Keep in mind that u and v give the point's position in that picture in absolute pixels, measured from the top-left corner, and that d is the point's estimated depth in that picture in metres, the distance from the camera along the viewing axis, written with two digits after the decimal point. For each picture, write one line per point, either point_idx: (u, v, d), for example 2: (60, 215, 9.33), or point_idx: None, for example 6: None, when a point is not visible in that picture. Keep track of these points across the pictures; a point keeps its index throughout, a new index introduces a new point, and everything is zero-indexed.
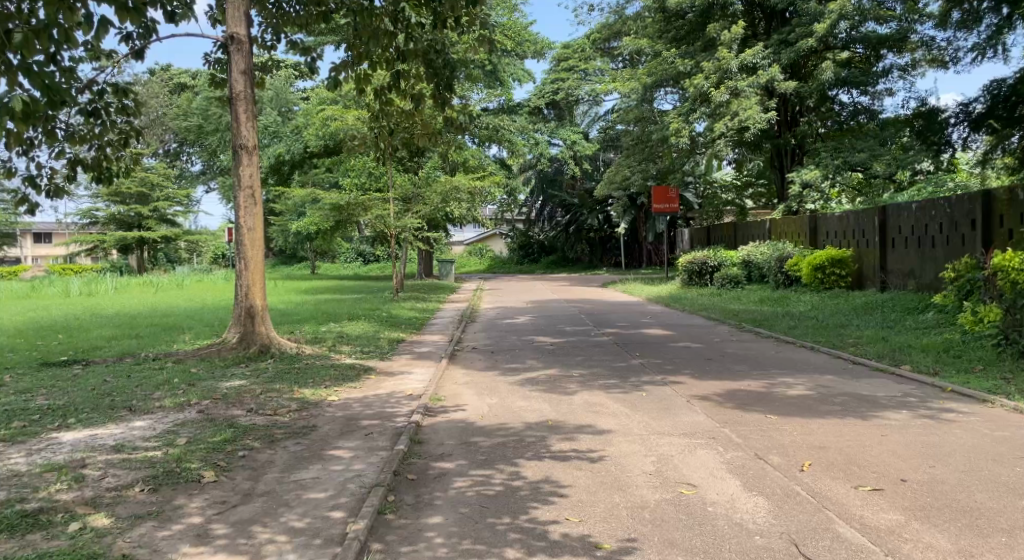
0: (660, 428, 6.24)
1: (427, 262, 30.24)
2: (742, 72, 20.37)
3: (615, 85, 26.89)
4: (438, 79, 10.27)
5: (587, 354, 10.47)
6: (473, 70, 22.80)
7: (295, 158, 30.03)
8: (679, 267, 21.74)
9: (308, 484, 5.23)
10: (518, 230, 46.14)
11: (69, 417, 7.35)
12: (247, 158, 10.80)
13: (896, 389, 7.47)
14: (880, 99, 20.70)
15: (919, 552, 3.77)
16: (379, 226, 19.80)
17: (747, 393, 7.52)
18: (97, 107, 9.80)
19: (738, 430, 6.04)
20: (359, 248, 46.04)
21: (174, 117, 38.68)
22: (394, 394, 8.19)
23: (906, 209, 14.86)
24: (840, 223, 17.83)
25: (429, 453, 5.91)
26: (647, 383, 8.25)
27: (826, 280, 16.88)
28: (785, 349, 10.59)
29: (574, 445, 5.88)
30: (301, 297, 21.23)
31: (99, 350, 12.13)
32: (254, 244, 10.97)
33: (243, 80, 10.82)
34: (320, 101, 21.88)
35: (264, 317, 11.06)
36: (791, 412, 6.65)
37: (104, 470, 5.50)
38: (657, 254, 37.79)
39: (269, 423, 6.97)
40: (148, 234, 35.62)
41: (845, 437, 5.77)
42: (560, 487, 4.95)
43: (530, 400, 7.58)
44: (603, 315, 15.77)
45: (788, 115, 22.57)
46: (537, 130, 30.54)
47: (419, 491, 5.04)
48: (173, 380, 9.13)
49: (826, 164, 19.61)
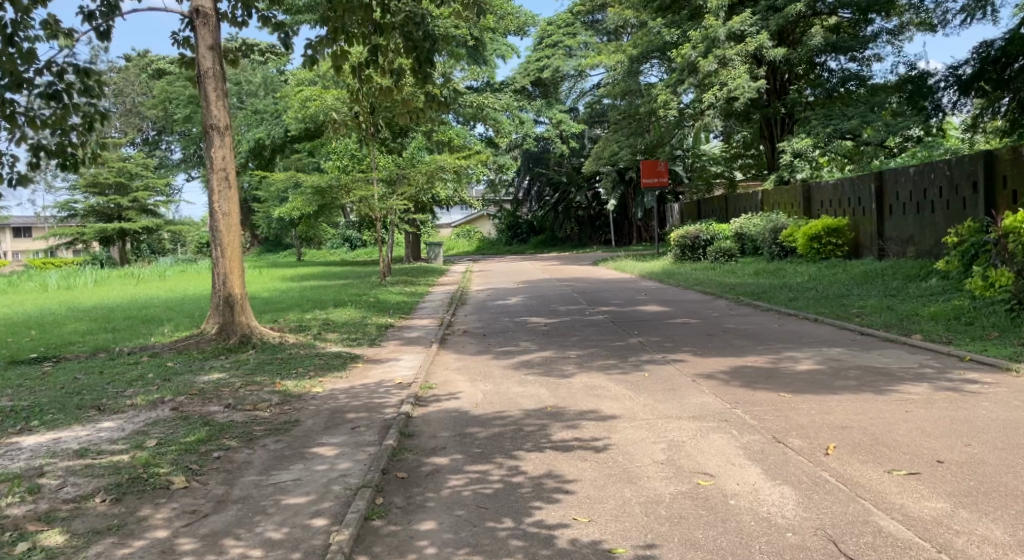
0: (668, 412, 5.81)
1: (413, 245, 29.76)
2: (730, 41, 19.71)
3: (601, 58, 26.36)
4: (417, 51, 9.51)
5: (583, 335, 10.02)
6: (458, 45, 22.22)
7: (276, 143, 29.34)
8: (670, 242, 21.27)
9: (289, 487, 4.78)
10: (505, 211, 45.68)
11: (34, 419, 6.88)
12: (219, 139, 10.24)
13: (911, 361, 7.06)
14: (869, 65, 20.24)
15: (975, 547, 3.37)
16: (364, 209, 19.22)
17: (755, 370, 7.09)
18: (59, 90, 9.23)
19: (752, 411, 5.60)
20: (346, 233, 45.33)
21: (151, 105, 37.87)
22: (382, 383, 7.73)
23: (903, 173, 14.47)
24: (834, 192, 17.40)
25: (421, 447, 5.47)
26: (648, 363, 7.82)
27: (822, 250, 16.46)
28: (788, 322, 10.17)
29: (577, 434, 5.45)
30: (286, 285, 20.69)
31: (71, 345, 11.62)
32: (229, 230, 10.43)
33: (211, 57, 10.24)
34: (297, 81, 21.22)
35: (245, 305, 10.57)
36: (804, 388, 6.23)
37: (63, 479, 5.03)
38: (646, 231, 37.42)
39: (248, 420, 6.50)
40: (128, 225, 34.82)
41: (867, 414, 5.33)
42: (564, 482, 4.53)
43: (526, 385, 7.13)
44: (596, 293, 15.35)
45: (776, 84, 22.04)
46: (523, 109, 30.17)
47: (410, 491, 4.59)
48: (148, 376, 8.64)
49: (817, 133, 19.10)
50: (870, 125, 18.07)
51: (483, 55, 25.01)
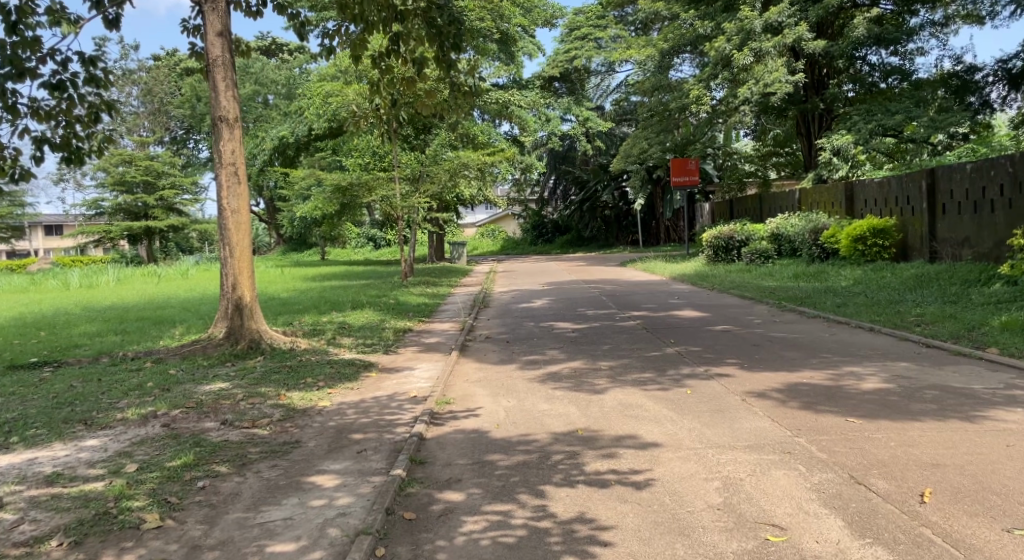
0: (719, 440, 5.01)
1: (438, 245, 29.10)
2: (767, 33, 18.76)
3: (630, 53, 25.58)
4: (442, 38, 8.68)
5: (615, 343, 9.23)
6: (484, 40, 21.59)
7: (300, 142, 28.59)
8: (704, 243, 20.43)
9: (277, 529, 4.10)
10: (530, 210, 44.91)
11: (14, 435, 6.26)
12: (228, 131, 9.56)
13: (994, 381, 6.17)
14: (912, 58, 19.08)
15: None
16: (386, 207, 18.49)
17: (812, 388, 6.26)
18: (63, 79, 8.67)
19: (819, 441, 4.80)
20: (371, 233, 44.89)
21: (180, 104, 37.78)
22: (395, 397, 7.02)
23: (959, 170, 13.51)
24: (879, 191, 16.35)
25: (434, 478, 4.74)
26: (689, 378, 7.00)
27: (867, 252, 15.45)
28: (841, 331, 9.27)
29: (614, 466, 4.67)
30: (306, 285, 20.07)
31: (75, 349, 11.04)
32: (239, 229, 9.77)
33: (220, 43, 9.59)
34: (320, 76, 20.60)
35: (255, 310, 9.89)
36: (877, 412, 5.38)
37: (22, 513, 4.39)
38: (676, 231, 36.50)
39: (244, 440, 5.81)
40: (155, 223, 34.50)
41: (962, 448, 4.52)
42: (600, 531, 3.82)
43: (554, 402, 6.37)
44: (626, 296, 14.51)
45: (813, 79, 21.00)
46: (549, 106, 29.46)
47: (417, 538, 3.89)
48: (147, 385, 8.01)
49: (858, 129, 17.59)
50: (914, 120, 16.90)
51: (511, 51, 24.23)
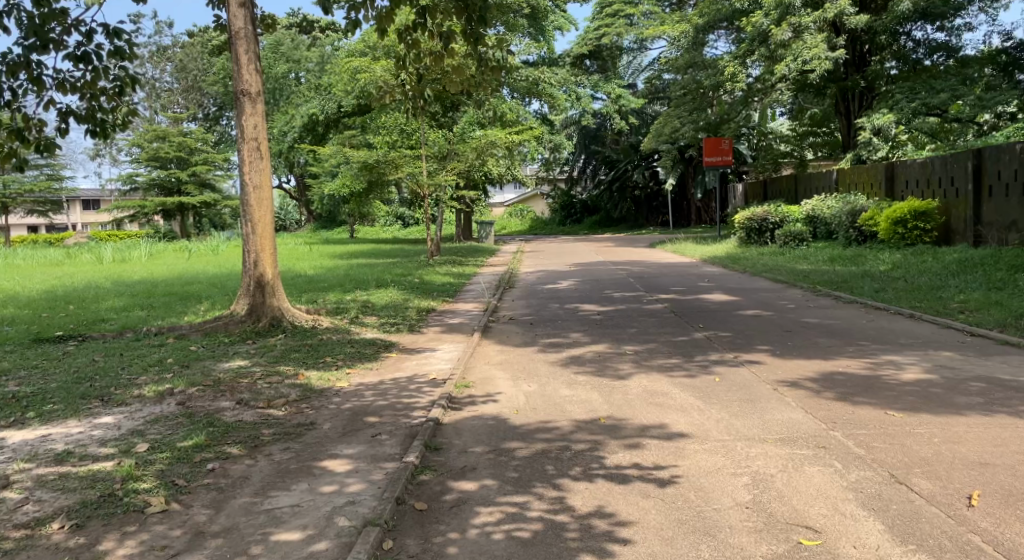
0: (749, 432, 4.75)
1: (465, 223, 28.92)
2: (806, 7, 18.11)
3: (664, 28, 25.00)
4: (468, 11, 8.29)
5: (642, 326, 8.96)
6: (514, 16, 21.26)
7: (329, 120, 28.49)
8: (735, 225, 19.90)
9: (283, 517, 3.94)
10: (559, 190, 44.54)
11: (31, 410, 6.21)
12: (250, 105, 9.39)
13: None
14: (959, 34, 18.37)
15: None
16: (412, 185, 18.26)
17: (848, 378, 5.96)
18: (87, 51, 8.52)
19: (855, 436, 4.52)
20: (400, 212, 44.88)
21: (212, 81, 37.90)
22: (414, 378, 6.85)
23: (1007, 150, 12.91)
24: (922, 170, 15.74)
25: (448, 466, 4.55)
26: (717, 364, 6.73)
27: (907, 236, 14.91)
28: (879, 317, 8.90)
29: (637, 459, 4.44)
30: (333, 263, 20.02)
31: (102, 323, 11.07)
32: (261, 204, 9.63)
33: (242, 15, 9.38)
34: (348, 51, 20.39)
35: (276, 286, 9.78)
36: (918, 405, 5.08)
37: (27, 493, 4.29)
38: (707, 212, 35.98)
39: (258, 421, 5.67)
40: (188, 199, 34.71)
41: (1010, 446, 4.22)
42: (619, 526, 3.61)
43: (576, 388, 6.15)
44: (655, 278, 14.19)
45: (855, 55, 20.23)
46: (580, 84, 29.00)
47: (426, 531, 3.70)
48: (167, 360, 7.95)
49: (901, 108, 16.83)
50: (960, 99, 16.33)
51: (542, 27, 23.81)
